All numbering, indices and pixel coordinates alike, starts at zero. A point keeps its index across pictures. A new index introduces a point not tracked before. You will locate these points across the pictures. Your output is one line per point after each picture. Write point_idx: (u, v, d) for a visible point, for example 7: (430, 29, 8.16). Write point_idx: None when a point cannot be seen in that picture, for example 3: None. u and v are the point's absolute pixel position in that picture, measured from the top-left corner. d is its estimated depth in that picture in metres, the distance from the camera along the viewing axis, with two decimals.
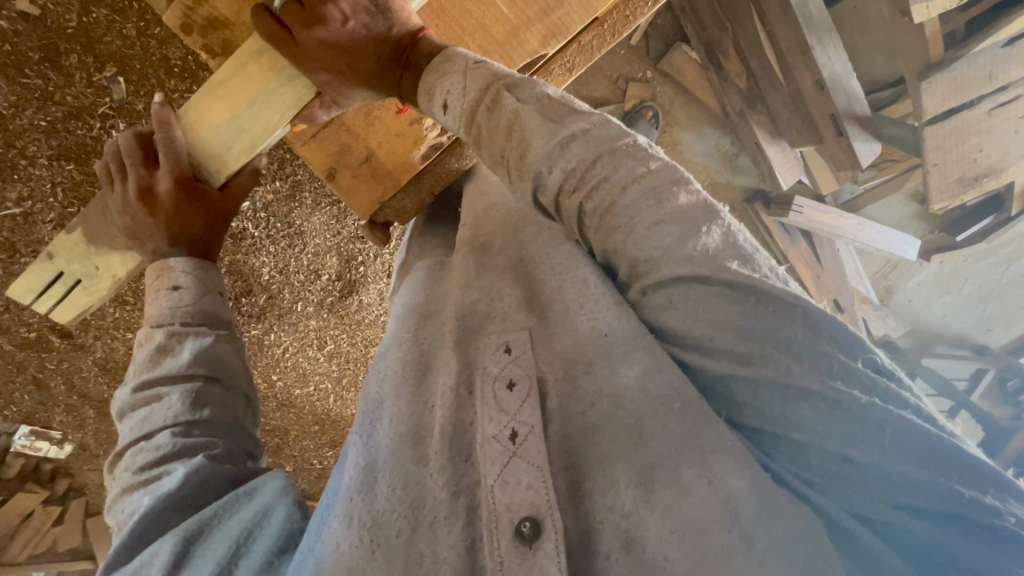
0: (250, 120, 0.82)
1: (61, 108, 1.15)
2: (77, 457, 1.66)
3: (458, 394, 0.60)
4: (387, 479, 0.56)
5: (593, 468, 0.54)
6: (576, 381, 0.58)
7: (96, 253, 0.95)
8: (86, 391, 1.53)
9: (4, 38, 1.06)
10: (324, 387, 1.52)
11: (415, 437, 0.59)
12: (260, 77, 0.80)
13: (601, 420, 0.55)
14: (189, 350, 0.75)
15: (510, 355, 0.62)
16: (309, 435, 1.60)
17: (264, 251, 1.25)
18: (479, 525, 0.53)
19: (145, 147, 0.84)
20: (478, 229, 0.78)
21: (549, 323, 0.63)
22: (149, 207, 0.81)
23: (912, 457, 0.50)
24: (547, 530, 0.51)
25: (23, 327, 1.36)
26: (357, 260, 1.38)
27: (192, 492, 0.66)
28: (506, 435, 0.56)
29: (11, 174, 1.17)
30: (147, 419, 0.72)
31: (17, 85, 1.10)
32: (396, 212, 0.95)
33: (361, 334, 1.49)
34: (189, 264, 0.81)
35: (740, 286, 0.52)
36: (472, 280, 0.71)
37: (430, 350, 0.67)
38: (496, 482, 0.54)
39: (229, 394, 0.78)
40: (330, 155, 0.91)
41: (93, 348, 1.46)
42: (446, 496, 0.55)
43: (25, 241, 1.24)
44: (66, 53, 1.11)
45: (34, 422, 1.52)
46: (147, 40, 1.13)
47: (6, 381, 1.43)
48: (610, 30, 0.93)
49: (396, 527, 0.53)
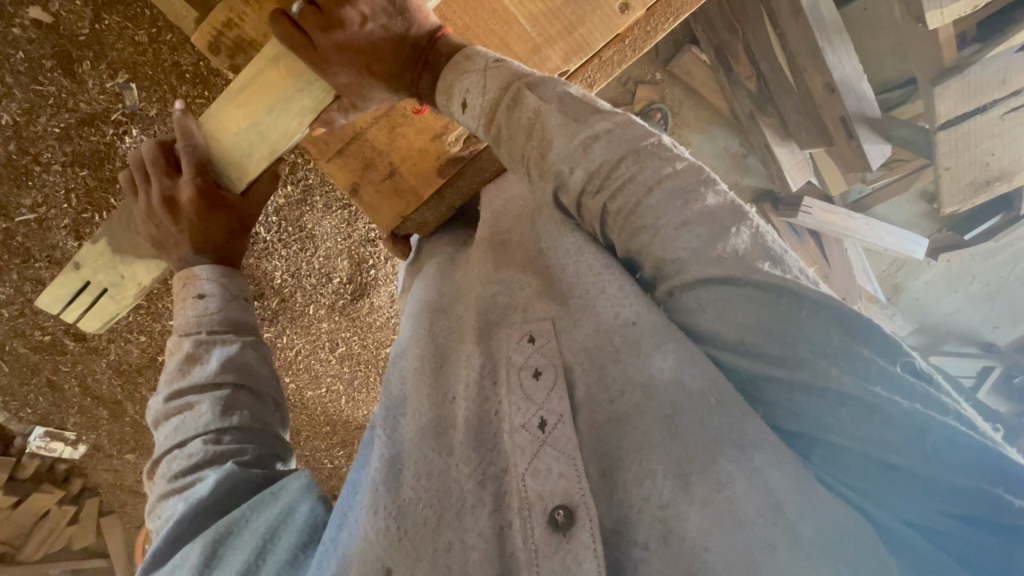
0: (269, 128, 0.81)
1: (74, 115, 1.15)
2: (91, 457, 1.68)
3: (482, 384, 0.62)
4: (412, 469, 0.58)
5: (626, 457, 0.55)
6: (603, 371, 0.58)
7: (122, 261, 0.96)
8: (100, 393, 1.54)
9: (17, 45, 1.07)
10: (336, 389, 1.53)
11: (436, 428, 0.61)
12: (278, 82, 0.79)
13: (630, 409, 0.56)
14: (217, 358, 0.77)
15: (534, 345, 0.62)
16: (321, 435, 1.61)
17: (277, 255, 1.25)
18: (508, 513, 0.55)
19: (167, 154, 0.84)
20: (500, 225, 0.79)
21: (571, 310, 0.64)
22: (173, 215, 0.81)
23: (952, 463, 0.51)
24: (580, 518, 0.53)
25: (39, 330, 1.38)
26: (368, 263, 1.39)
27: (223, 496, 0.68)
28: (535, 424, 0.58)
29: (27, 181, 1.18)
30: (179, 428, 0.74)
31: (31, 92, 1.11)
32: (417, 223, 0.92)
33: (373, 337, 1.51)
34: (214, 272, 0.82)
35: (775, 288, 0.53)
36: (495, 272, 0.72)
37: (447, 344, 0.69)
38: (526, 472, 0.55)
39: (258, 400, 0.79)
40: (354, 171, 0.92)
41: (107, 351, 1.47)
42: (473, 486, 0.57)
43: (40, 247, 1.26)
44: (79, 60, 1.11)
45: (49, 423, 1.54)
46: (159, 46, 1.15)
47: (21, 383, 1.45)
48: (631, 44, 0.93)
49: (423, 515, 0.56)
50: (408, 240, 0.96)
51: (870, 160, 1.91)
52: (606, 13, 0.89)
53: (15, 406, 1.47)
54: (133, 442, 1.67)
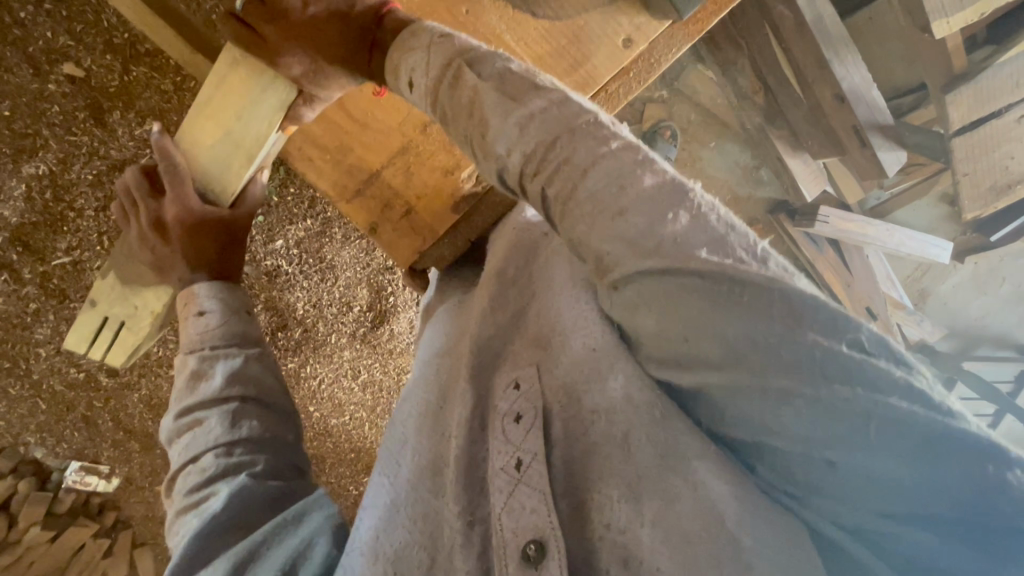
0: (240, 133, 0.86)
1: (106, 162, 1.21)
2: (124, 490, 1.70)
3: (471, 430, 0.64)
4: (406, 512, 0.63)
5: (594, 485, 0.56)
6: (576, 401, 0.59)
7: (132, 292, 1.01)
8: (131, 427, 1.58)
9: (53, 100, 1.14)
10: (359, 415, 1.52)
11: (432, 469, 0.65)
12: (243, 86, 0.84)
13: (598, 441, 0.56)
14: (221, 372, 0.77)
15: (519, 391, 0.64)
16: (346, 462, 1.59)
17: (299, 286, 1.29)
18: (492, 555, 0.58)
19: (150, 177, 0.90)
20: (504, 250, 0.76)
21: (552, 351, 0.63)
22: (161, 235, 0.86)
23: (905, 460, 0.44)
24: (551, 553, 0.54)
25: (74, 367, 1.44)
26: (386, 290, 1.39)
27: (238, 513, 0.68)
28: (512, 465, 0.60)
29: (63, 227, 1.25)
30: (190, 444, 0.75)
31: (66, 143, 1.18)
32: (434, 258, 0.92)
33: (394, 363, 1.50)
34: (214, 288, 0.83)
35: (717, 279, 0.47)
36: (491, 300, 0.71)
37: (448, 384, 0.71)
38: (503, 510, 0.58)
39: (268, 411, 0.80)
40: (371, 211, 0.93)
41: (138, 386, 1.52)
42: (462, 525, 0.59)
43: (75, 287, 1.32)
44: (110, 111, 1.17)
45: (83, 458, 1.59)
46: (183, 94, 1.20)
47: (58, 420, 1.50)
48: (636, 77, 0.94)
49: (418, 558, 0.60)
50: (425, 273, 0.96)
51: (886, 168, 1.89)
52: (612, 48, 0.91)
53: (51, 442, 1.53)
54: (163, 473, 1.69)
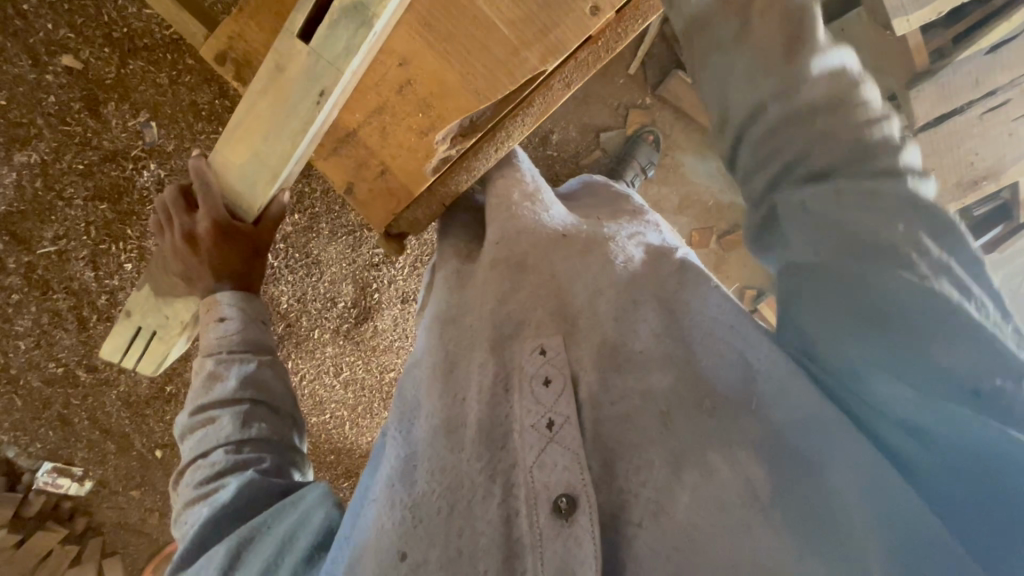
0: (267, 154, 0.78)
1: (98, 152, 1.23)
2: (97, 495, 1.64)
3: (495, 390, 0.59)
4: (425, 465, 0.57)
5: (626, 449, 0.56)
6: (606, 379, 0.59)
7: (164, 303, 0.98)
8: (108, 427, 1.55)
9: (50, 90, 1.17)
10: (339, 415, 1.51)
11: (448, 426, 0.58)
12: (280, 87, 0.74)
13: (631, 411, 0.57)
14: (236, 374, 0.75)
15: (546, 357, 0.61)
16: (325, 466, 1.56)
17: (284, 280, 1.29)
18: (517, 502, 0.55)
19: (186, 196, 0.87)
20: (510, 239, 0.68)
21: (579, 328, 0.63)
22: (193, 248, 0.82)
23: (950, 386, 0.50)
24: (583, 506, 0.53)
25: (53, 362, 1.41)
26: (372, 287, 1.40)
27: (243, 506, 0.66)
28: (543, 424, 0.57)
29: (50, 215, 1.26)
30: (203, 440, 0.73)
31: (59, 132, 1.20)
32: (409, 223, 0.91)
33: (376, 362, 1.49)
34: (235, 297, 0.81)
35: (814, 107, 0.53)
36: (514, 278, 0.65)
37: (458, 351, 0.63)
38: (534, 465, 0.56)
39: (276, 415, 0.77)
40: (347, 169, 0.89)
41: (117, 382, 1.49)
42: (484, 479, 0.56)
43: (59, 278, 1.31)
44: (105, 102, 1.20)
45: (57, 458, 1.54)
46: (178, 87, 1.22)
47: (34, 417, 1.47)
48: (605, 46, 0.83)
49: (436, 505, 0.55)
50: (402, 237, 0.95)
51: None
52: (578, 17, 0.79)
53: (24, 441, 1.49)
54: (138, 477, 1.64)
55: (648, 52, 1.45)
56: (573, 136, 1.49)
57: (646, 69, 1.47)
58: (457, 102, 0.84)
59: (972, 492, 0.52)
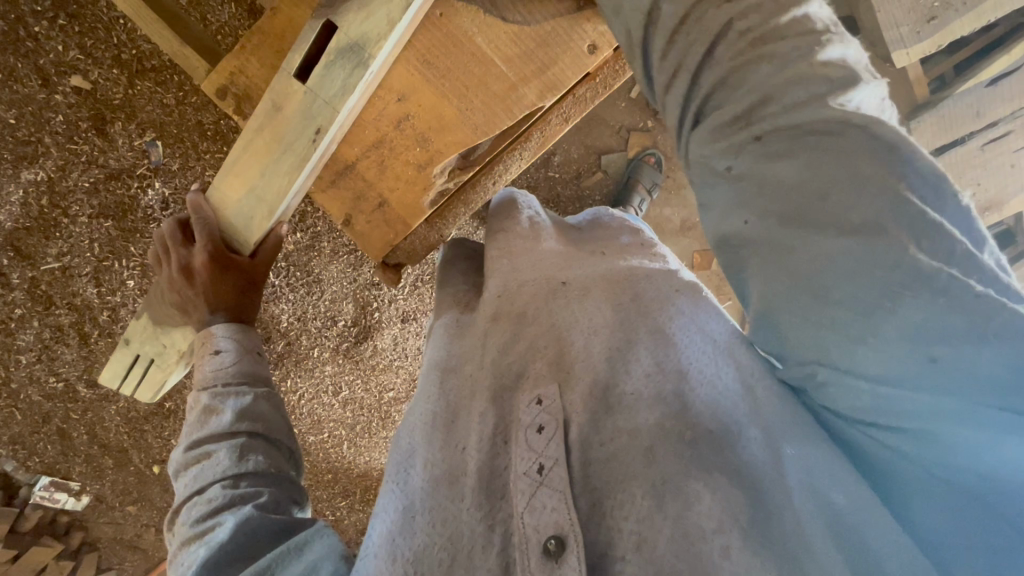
0: (264, 189, 0.79)
1: (103, 171, 1.24)
2: (93, 509, 1.63)
3: (493, 439, 0.58)
4: (426, 516, 0.56)
5: (613, 487, 0.55)
6: (597, 421, 0.57)
7: (162, 331, 0.98)
8: (106, 442, 1.54)
9: (58, 110, 1.18)
10: (337, 434, 1.50)
11: (448, 476, 0.58)
12: (278, 124, 0.76)
13: (618, 451, 0.56)
14: (232, 408, 0.74)
15: (542, 406, 0.59)
16: (322, 485, 1.55)
17: (284, 299, 1.30)
18: (512, 550, 0.54)
19: (185, 228, 0.87)
20: (510, 291, 0.67)
21: (574, 372, 0.60)
22: (189, 281, 0.83)
23: (921, 401, 0.45)
24: (572, 546, 0.52)
25: (53, 377, 1.42)
26: (372, 306, 1.39)
27: (242, 545, 0.60)
28: (534, 469, 0.56)
29: (55, 232, 1.27)
30: (198, 476, 0.69)
31: (66, 150, 1.21)
32: (406, 254, 0.93)
33: (376, 381, 1.48)
34: (230, 329, 0.81)
35: (791, 82, 0.49)
36: (514, 329, 0.64)
37: (459, 401, 0.62)
38: (525, 508, 0.54)
39: (273, 447, 0.75)
40: (345, 202, 0.89)
41: (116, 398, 1.49)
42: (483, 528, 0.55)
43: (61, 294, 1.32)
44: (111, 121, 1.21)
45: (55, 472, 1.54)
46: (184, 108, 1.24)
47: (33, 431, 1.47)
48: (603, 82, 0.87)
49: (438, 557, 0.53)
50: (399, 267, 0.95)
51: None
52: (577, 54, 0.82)
53: (22, 455, 1.49)
54: (135, 492, 1.63)
55: None
56: (576, 157, 1.49)
57: None
58: (455, 137, 0.84)
59: (945, 489, 0.49)
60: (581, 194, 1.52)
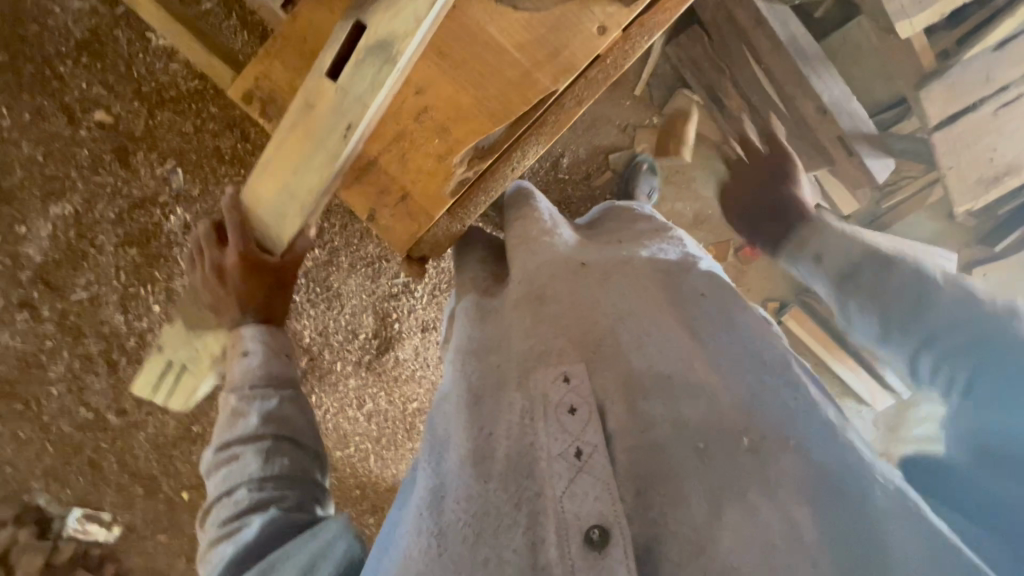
0: (296, 187, 0.80)
1: (127, 200, 1.28)
2: (126, 539, 1.62)
3: (522, 420, 0.60)
4: (453, 496, 0.57)
5: (660, 481, 0.56)
6: (633, 404, 0.60)
7: (195, 337, 1.00)
8: (136, 469, 1.55)
9: (83, 144, 1.23)
10: (364, 448, 1.49)
11: (475, 456, 0.59)
12: (305, 125, 0.79)
13: (665, 444, 0.57)
14: (257, 412, 0.75)
15: (569, 385, 0.60)
16: (351, 502, 1.52)
17: (306, 314, 1.31)
18: (544, 529, 0.54)
19: (219, 232, 0.91)
20: (530, 275, 0.70)
21: (601, 352, 0.63)
22: (222, 281, 0.87)
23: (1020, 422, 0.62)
24: (616, 539, 0.52)
25: (84, 407, 1.44)
26: (392, 317, 1.41)
27: (267, 544, 0.65)
28: (571, 453, 0.57)
29: (82, 263, 1.30)
30: (227, 477, 0.71)
31: (92, 183, 1.26)
32: (429, 246, 0.96)
33: (399, 392, 1.49)
34: (258, 330, 0.83)
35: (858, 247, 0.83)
36: (536, 312, 0.66)
37: (485, 383, 0.64)
38: (564, 494, 0.55)
39: (298, 447, 0.76)
40: (368, 197, 0.92)
41: (145, 424, 1.51)
42: (511, 508, 0.55)
43: (90, 323, 1.35)
44: (134, 152, 1.26)
45: (87, 504, 1.55)
46: (202, 134, 1.28)
47: (64, 463, 1.49)
48: (613, 63, 0.89)
49: (463, 534, 0.54)
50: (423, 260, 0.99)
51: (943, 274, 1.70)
52: (588, 37, 0.81)
53: (55, 487, 1.51)
54: (165, 521, 1.63)
55: (653, 73, 1.48)
56: (584, 157, 1.51)
57: (652, 89, 1.50)
58: (472, 125, 0.86)
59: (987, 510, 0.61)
60: (592, 194, 1.53)
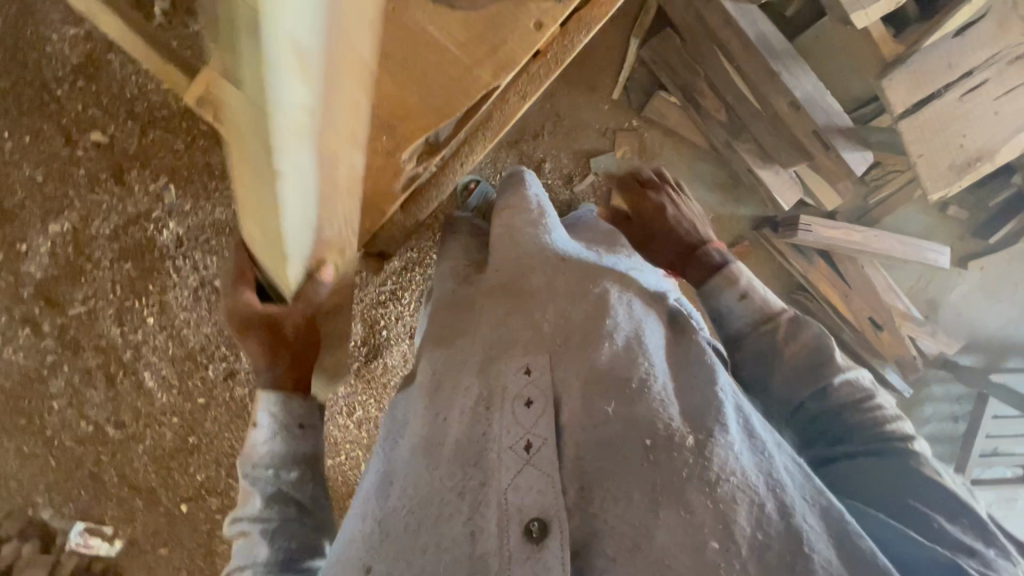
0: (272, 248, 0.73)
1: (122, 216, 1.33)
2: (126, 556, 1.59)
3: (477, 410, 0.68)
4: (403, 483, 0.68)
5: (600, 479, 0.62)
6: (587, 400, 0.66)
7: None
8: (135, 482, 1.53)
9: (82, 165, 1.30)
10: (355, 456, 1.48)
11: (430, 444, 0.68)
12: (230, 104, 0.53)
13: (613, 440, 0.63)
14: (263, 495, 0.81)
15: (529, 376, 0.68)
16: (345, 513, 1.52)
17: None
18: (488, 519, 0.61)
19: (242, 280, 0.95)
20: (507, 267, 0.79)
21: (564, 348, 0.70)
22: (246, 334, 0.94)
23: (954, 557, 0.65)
24: (553, 531, 0.59)
25: (83, 420, 1.47)
26: (380, 324, 1.43)
27: None
28: (521, 446, 0.63)
29: (80, 278, 1.35)
30: (240, 552, 0.79)
31: (90, 201, 1.31)
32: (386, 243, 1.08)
33: (389, 400, 1.48)
34: (274, 399, 0.87)
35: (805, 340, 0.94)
36: (514, 307, 0.74)
37: (446, 376, 0.74)
38: (509, 486, 0.61)
39: (302, 523, 0.82)
40: None
41: (143, 436, 1.50)
42: (456, 496, 0.63)
43: (87, 336, 1.39)
44: (129, 170, 1.31)
45: (88, 517, 1.54)
46: (193, 152, 1.33)
47: (67, 479, 1.51)
48: (551, 61, 0.96)
49: (407, 520, 0.65)
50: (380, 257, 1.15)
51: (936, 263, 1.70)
52: (523, 32, 0.87)
53: (58, 501, 1.52)
54: (163, 541, 1.58)
55: (630, 77, 1.51)
56: (566, 162, 1.52)
57: (629, 93, 1.53)
58: (420, 123, 0.87)
59: None
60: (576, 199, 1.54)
